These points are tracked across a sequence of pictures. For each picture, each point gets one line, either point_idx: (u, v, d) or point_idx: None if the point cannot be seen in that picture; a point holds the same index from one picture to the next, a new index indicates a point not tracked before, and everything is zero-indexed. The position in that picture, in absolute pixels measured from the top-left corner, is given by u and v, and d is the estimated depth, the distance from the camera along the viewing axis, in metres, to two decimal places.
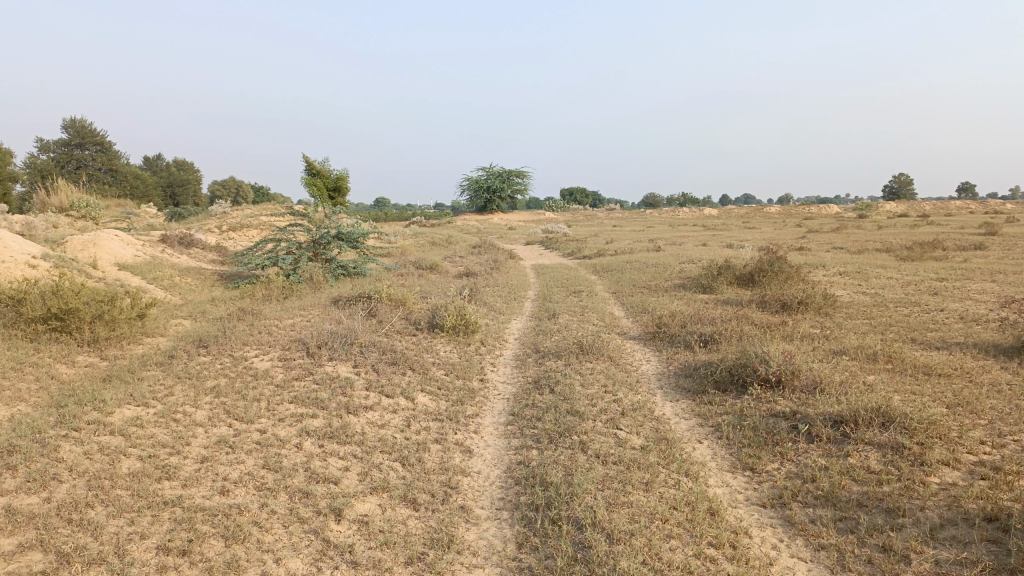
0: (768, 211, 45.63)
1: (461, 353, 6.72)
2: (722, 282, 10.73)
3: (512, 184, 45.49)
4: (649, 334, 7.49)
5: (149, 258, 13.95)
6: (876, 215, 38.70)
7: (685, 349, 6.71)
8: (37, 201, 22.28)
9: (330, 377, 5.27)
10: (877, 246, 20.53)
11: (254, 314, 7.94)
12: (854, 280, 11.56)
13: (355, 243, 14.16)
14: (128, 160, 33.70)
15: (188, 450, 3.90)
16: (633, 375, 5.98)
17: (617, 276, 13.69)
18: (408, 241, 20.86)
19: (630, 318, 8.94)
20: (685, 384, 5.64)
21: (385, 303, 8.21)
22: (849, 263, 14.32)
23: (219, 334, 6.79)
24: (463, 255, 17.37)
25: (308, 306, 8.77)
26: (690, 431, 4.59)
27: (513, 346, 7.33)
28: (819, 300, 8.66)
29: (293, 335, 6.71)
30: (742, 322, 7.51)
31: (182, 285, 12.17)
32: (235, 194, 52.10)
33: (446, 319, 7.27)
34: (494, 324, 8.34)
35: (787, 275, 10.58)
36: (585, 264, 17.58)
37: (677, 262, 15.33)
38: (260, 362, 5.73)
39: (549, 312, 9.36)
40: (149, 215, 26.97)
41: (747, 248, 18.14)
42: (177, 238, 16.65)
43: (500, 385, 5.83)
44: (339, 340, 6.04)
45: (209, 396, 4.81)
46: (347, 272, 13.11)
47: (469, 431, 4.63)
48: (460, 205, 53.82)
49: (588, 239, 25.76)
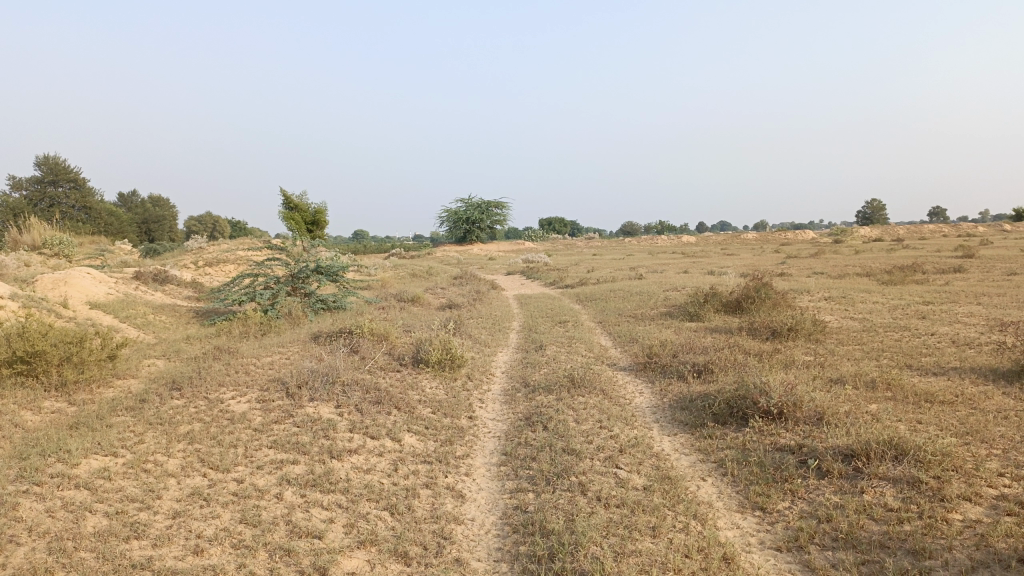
0: (745, 238, 45.95)
1: (447, 389, 6.48)
2: (709, 309, 10.60)
3: (491, 215, 45.51)
4: (640, 364, 7.29)
5: (122, 296, 13.58)
6: (852, 239, 39.11)
7: (679, 380, 6.52)
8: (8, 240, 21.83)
9: (312, 418, 5.01)
10: (857, 270, 20.59)
11: (232, 353, 7.65)
12: (840, 305, 11.48)
13: (334, 276, 13.90)
14: (102, 197, 33.27)
15: (159, 504, 3.62)
16: (627, 408, 5.77)
17: (601, 306, 13.53)
18: (388, 274, 20.62)
19: (618, 349, 8.75)
20: (682, 417, 5.44)
21: (367, 338, 7.96)
22: (833, 288, 14.27)
23: (194, 374, 6.50)
24: (444, 287, 17.15)
25: (287, 343, 8.49)
26: (692, 468, 4.37)
27: (501, 380, 7.10)
28: (809, 327, 8.53)
29: (272, 374, 6.44)
30: (735, 350, 7.34)
31: (156, 323, 11.83)
32: (211, 230, 51.61)
33: (431, 353, 7.03)
34: (480, 357, 8.12)
35: (774, 301, 10.47)
36: (568, 293, 17.42)
37: (661, 290, 15.22)
38: (237, 404, 5.45)
39: (536, 343, 9.15)
40: (123, 252, 26.52)
41: (729, 274, 18.09)
42: (152, 275, 16.27)
43: (490, 422, 5.58)
44: (320, 378, 5.78)
45: (182, 444, 4.52)
46: (327, 306, 12.83)
47: (459, 473, 4.38)
48: (439, 236, 53.72)
49: (569, 268, 25.69)
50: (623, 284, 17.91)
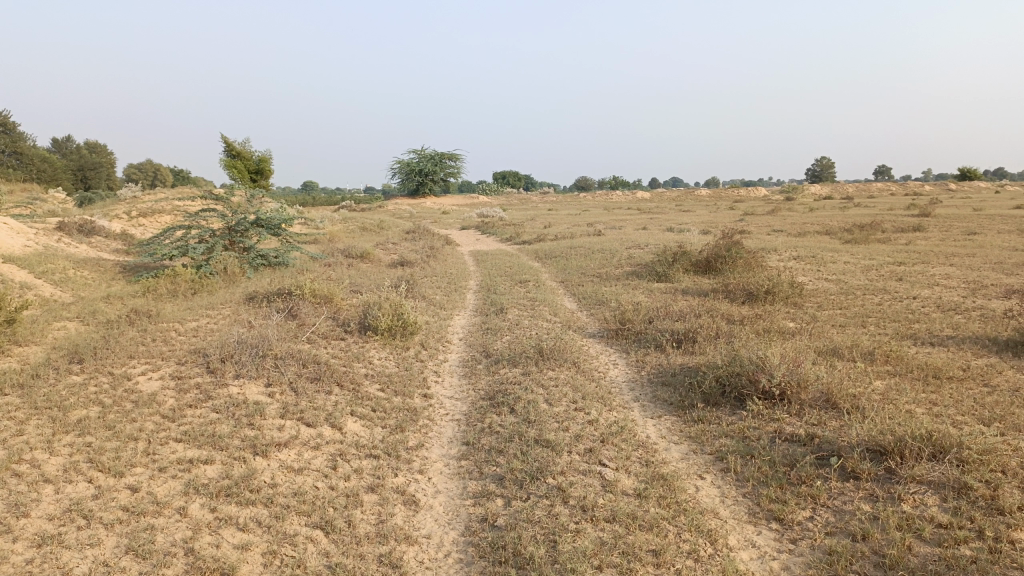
0: (700, 194, 45.75)
1: (398, 360, 5.73)
2: (679, 270, 9.97)
3: (445, 168, 44.32)
4: (612, 331, 6.62)
5: (40, 249, 12.33)
6: (804, 197, 39.14)
7: (656, 351, 5.87)
8: None
9: (235, 401, 4.21)
10: (818, 228, 20.24)
11: (153, 317, 6.72)
12: (811, 265, 10.99)
13: (276, 230, 12.90)
14: (33, 142, 31.16)
15: (23, 524, 2.80)
16: (602, 384, 5.10)
17: (562, 263, 12.85)
18: (337, 227, 19.57)
19: (585, 312, 8.09)
20: (666, 395, 4.79)
21: (308, 301, 7.12)
22: (800, 247, 13.83)
23: (103, 343, 5.58)
24: (396, 242, 16.25)
25: (219, 305, 7.58)
26: (687, 463, 3.72)
27: (459, 349, 6.36)
28: (788, 290, 7.97)
29: (194, 343, 5.57)
30: (714, 316, 6.72)
31: (76, 279, 10.73)
32: (152, 178, 49.26)
33: (379, 319, 6.24)
34: (435, 322, 7.36)
35: (747, 261, 9.91)
36: (526, 250, 16.66)
37: (623, 247, 14.58)
38: (148, 382, 4.60)
39: (496, 306, 8.40)
40: (54, 200, 24.79)
41: (691, 232, 17.58)
42: (76, 225, 14.95)
43: (446, 401, 4.85)
44: (249, 350, 4.96)
45: (70, 438, 3.67)
46: (268, 262, 11.85)
47: (412, 471, 3.66)
48: (391, 189, 52.28)
49: (526, 223, 24.96)
50: (583, 240, 17.25)
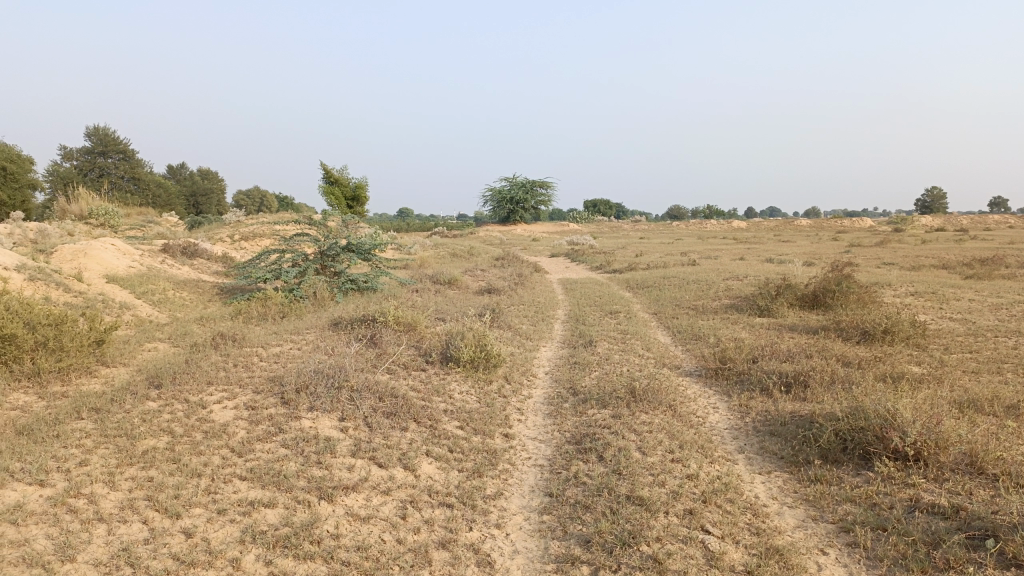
0: (799, 224, 44.06)
1: (480, 395, 5.41)
2: (782, 304, 9.31)
3: (536, 195, 44.31)
4: (711, 370, 6.10)
5: (144, 270, 12.75)
6: (913, 229, 37.02)
7: (761, 395, 5.32)
8: (57, 209, 21.15)
9: (306, 436, 3.96)
10: (933, 262, 18.85)
11: (237, 340, 6.66)
12: (931, 302, 10.09)
13: (367, 255, 12.92)
14: (151, 169, 32.93)
15: (68, 569, 2.60)
16: (702, 431, 4.63)
17: (655, 294, 12.32)
18: (427, 253, 19.63)
19: (681, 347, 7.58)
20: (776, 448, 4.26)
21: (391, 329, 6.92)
22: (916, 282, 12.81)
23: (183, 368, 5.49)
24: (485, 268, 16.09)
25: (303, 331, 7.48)
26: (804, 534, 3.21)
27: (545, 385, 5.99)
28: (907, 330, 7.24)
29: (273, 371, 5.42)
30: (825, 357, 6.11)
31: (174, 300, 10.99)
32: (257, 204, 51.36)
33: (462, 350, 5.95)
34: (520, 353, 7.03)
35: (859, 296, 9.16)
36: (617, 279, 16.17)
37: (720, 278, 13.90)
38: (221, 411, 4.43)
39: (584, 338, 8.00)
40: (165, 223, 26.00)
41: (794, 263, 16.68)
42: (180, 248, 15.47)
43: (529, 443, 4.49)
44: (326, 380, 4.74)
45: (134, 472, 3.50)
46: (357, 287, 11.84)
47: (489, 525, 3.29)
48: (482, 216, 52.71)
49: (617, 251, 24.47)
50: (677, 270, 16.62)
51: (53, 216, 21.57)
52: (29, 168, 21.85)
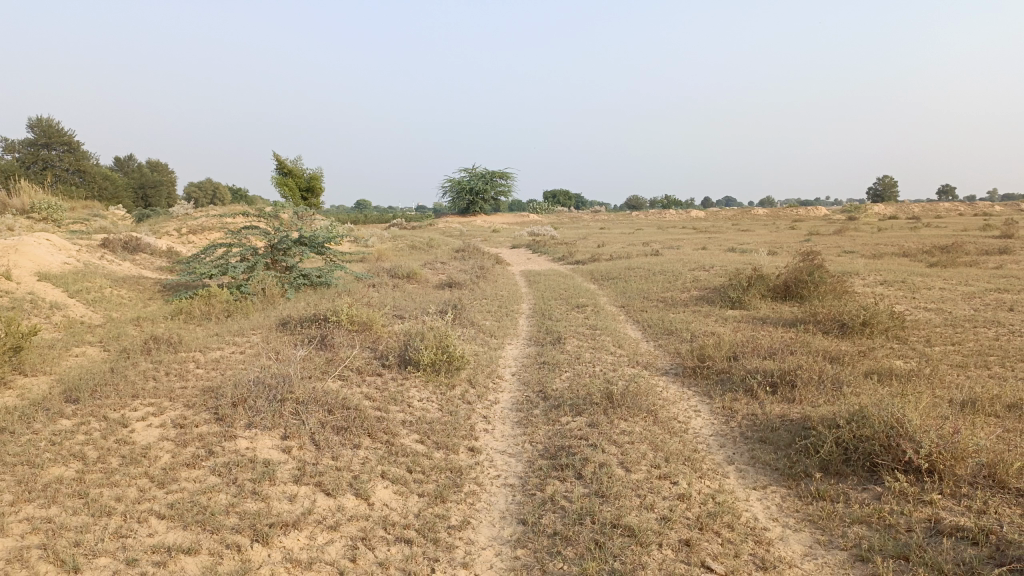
0: (756, 213, 44.30)
1: (442, 402, 4.93)
2: (755, 296, 8.97)
3: (496, 186, 43.78)
4: (689, 369, 5.69)
5: (80, 266, 11.93)
6: (867, 217, 37.45)
7: (746, 397, 4.93)
8: None
9: (241, 459, 3.44)
10: (893, 250, 18.83)
11: (172, 344, 6.05)
12: (902, 291, 9.88)
13: (320, 248, 12.29)
14: (97, 161, 31.60)
15: None
16: (687, 440, 4.21)
17: (621, 286, 11.93)
18: (385, 245, 18.99)
19: (654, 343, 7.18)
20: (770, 458, 3.87)
21: (344, 329, 6.38)
22: (882, 270, 12.65)
23: (107, 378, 4.88)
24: (445, 261, 15.56)
25: (249, 332, 6.89)
26: (816, 565, 2.80)
27: (512, 388, 5.51)
28: (887, 322, 6.94)
29: (210, 380, 4.85)
30: (809, 353, 5.75)
31: (112, 298, 10.25)
32: (211, 196, 49.88)
33: (422, 353, 5.45)
34: (485, 353, 6.55)
35: (832, 286, 8.88)
36: (580, 270, 15.80)
37: (687, 269, 13.57)
38: (144, 431, 3.87)
39: (552, 335, 7.55)
40: (111, 216, 24.87)
41: (758, 252, 16.47)
42: (121, 242, 14.62)
43: (498, 459, 4.02)
44: (268, 390, 4.20)
45: (31, 511, 2.94)
46: (309, 282, 11.22)
47: (454, 564, 2.82)
48: (441, 208, 51.94)
49: (579, 242, 24.09)
50: (641, 261, 16.29)
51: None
52: None
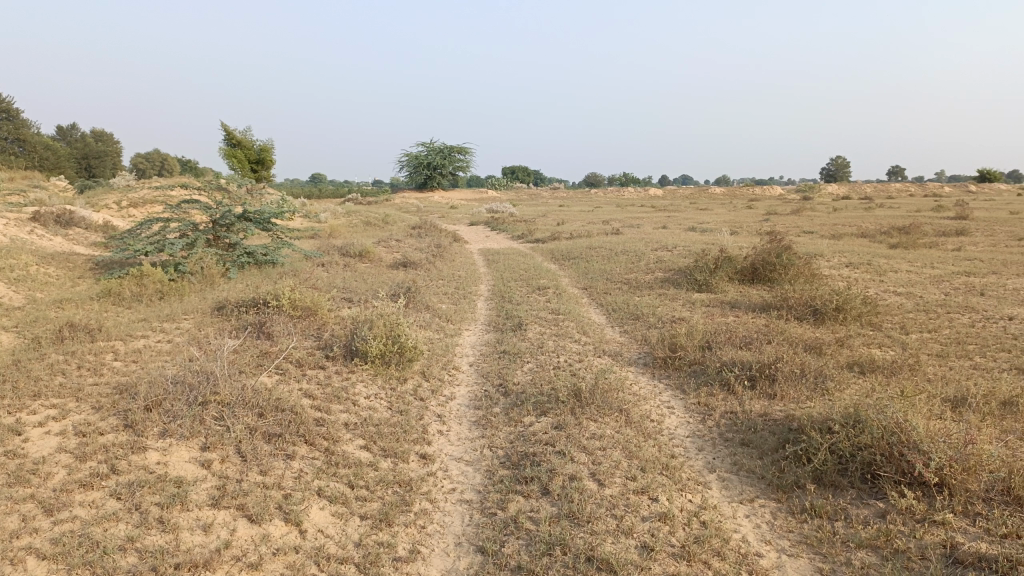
0: (713, 191, 44.33)
1: (391, 400, 4.44)
2: (722, 278, 8.63)
3: (454, 161, 42.99)
4: (659, 360, 5.30)
5: (5, 241, 11.06)
6: (822, 196, 37.76)
7: (723, 393, 4.54)
8: None
9: (150, 479, 2.92)
10: (852, 231, 18.78)
11: (91, 330, 5.42)
12: (868, 274, 9.66)
13: (267, 225, 11.60)
14: (37, 129, 29.99)
15: None
16: (663, 444, 3.80)
17: (583, 266, 11.53)
18: (337, 221, 18.28)
19: (620, 330, 6.78)
20: (755, 466, 3.49)
21: (286, 316, 5.83)
22: (846, 251, 12.45)
23: (7, 372, 4.27)
24: (400, 238, 14.97)
25: (182, 317, 6.29)
26: None
27: (469, 381, 5.05)
28: (861, 308, 6.65)
29: (127, 376, 4.28)
30: (785, 343, 5.40)
31: (38, 277, 9.47)
32: (159, 167, 48.09)
33: (370, 343, 4.94)
34: (439, 341, 6.07)
35: (800, 269, 8.59)
36: (539, 249, 15.36)
37: (649, 248, 13.22)
38: (38, 439, 3.31)
39: (512, 320, 7.10)
40: (52, 188, 23.62)
41: (718, 232, 16.20)
42: (53, 216, 13.69)
43: (452, 467, 3.57)
44: (189, 390, 3.67)
45: None
46: (255, 260, 10.56)
47: None
48: (398, 184, 50.92)
49: (538, 219, 23.63)
50: (601, 240, 15.91)
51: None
52: None
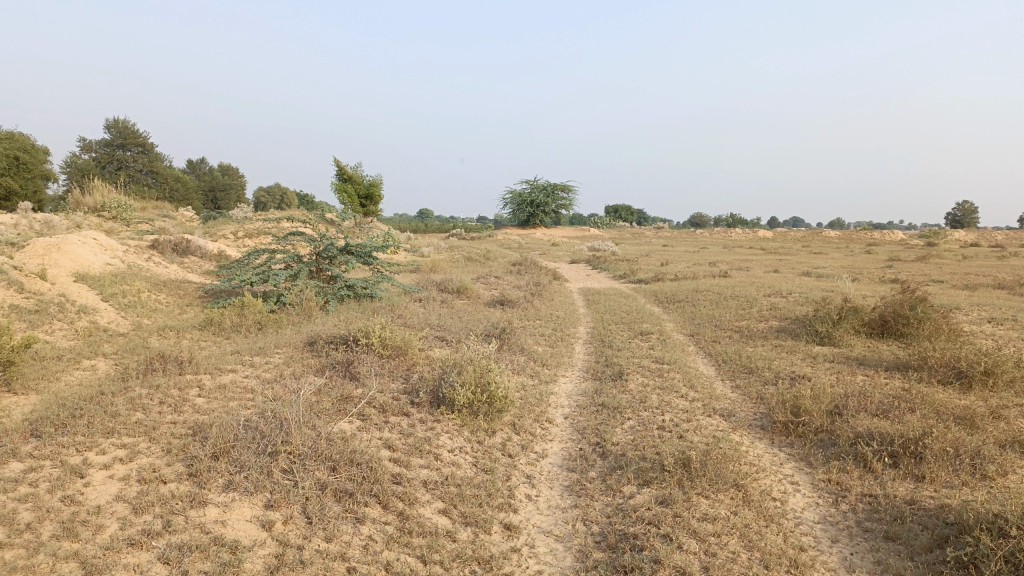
0: (828, 235, 42.25)
1: (477, 456, 4.04)
2: (847, 331, 7.84)
3: (557, 199, 42.93)
4: (780, 425, 4.68)
5: (124, 267, 11.48)
6: (949, 243, 35.26)
7: (857, 471, 3.91)
8: (69, 199, 19.94)
9: (203, 542, 2.63)
10: (987, 281, 17.19)
11: (180, 362, 5.33)
12: (1016, 331, 8.60)
13: (368, 259, 11.58)
14: (169, 162, 31.91)
15: None
16: (788, 532, 3.23)
17: (688, 311, 10.89)
18: (439, 256, 18.30)
19: (732, 385, 6.18)
20: (905, 571, 2.88)
21: (374, 355, 5.58)
22: (986, 305, 11.26)
23: (90, 405, 4.15)
24: (500, 275, 14.75)
25: (273, 351, 6.15)
26: None
27: (564, 437, 4.60)
28: (1017, 373, 5.78)
29: (205, 416, 4.07)
30: (928, 413, 4.68)
31: (148, 303, 9.71)
32: (277, 200, 50.40)
33: (457, 391, 4.59)
34: (532, 388, 5.65)
35: (937, 324, 7.70)
36: (643, 290, 14.77)
37: (760, 294, 12.42)
38: (99, 484, 3.10)
39: (612, 368, 6.61)
40: (179, 218, 24.92)
41: (837, 279, 15.15)
42: (171, 244, 14.25)
43: (540, 543, 3.13)
44: (259, 438, 3.40)
45: None
46: (354, 293, 10.52)
47: None
48: (502, 220, 51.29)
49: (641, 259, 23.00)
50: (708, 283, 15.18)
51: (64, 205, 20.52)
52: (40, 158, 20.78)
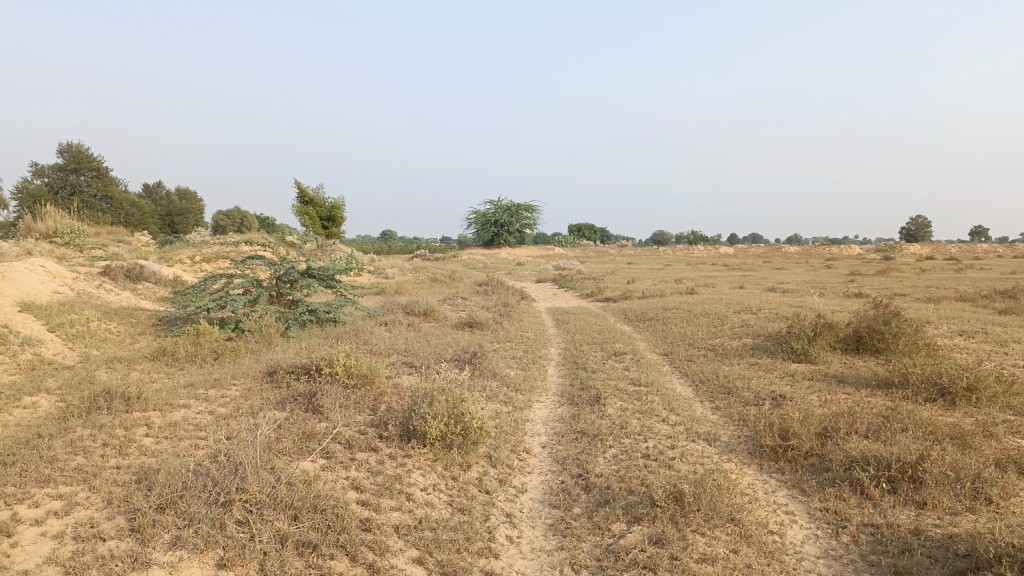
0: (788, 250, 42.77)
1: (452, 494, 3.74)
2: (823, 347, 7.70)
3: (522, 219, 42.83)
4: (769, 450, 4.46)
5: (73, 295, 10.95)
6: (905, 257, 35.96)
7: (855, 499, 3.70)
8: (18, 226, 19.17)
9: None
10: (948, 293, 17.39)
11: (128, 398, 4.94)
12: (987, 344, 8.55)
13: (331, 282, 11.21)
14: (125, 187, 31.06)
15: None
16: (791, 571, 2.99)
17: (660, 329, 10.71)
18: (404, 277, 17.95)
19: (712, 406, 5.96)
20: None
21: (338, 385, 5.25)
22: (953, 317, 11.28)
23: (23, 450, 3.76)
24: (467, 296, 14.46)
25: (230, 382, 5.78)
26: None
27: (543, 470, 4.32)
28: (1000, 388, 5.66)
29: (153, 460, 3.71)
30: (919, 433, 4.50)
31: (98, 333, 9.22)
32: (238, 224, 49.49)
33: (429, 424, 4.29)
34: (506, 416, 5.37)
35: (911, 338, 7.61)
36: (612, 309, 14.60)
37: (730, 311, 12.31)
38: (28, 544, 2.74)
39: (588, 391, 6.36)
40: (135, 243, 24.16)
41: (804, 294, 15.15)
42: (124, 270, 13.69)
43: None
44: (211, 486, 3.07)
45: None
46: (317, 318, 10.15)
47: None
48: (467, 240, 51.01)
49: (607, 277, 22.90)
50: (676, 300, 15.07)
51: (13, 232, 19.71)
52: None
